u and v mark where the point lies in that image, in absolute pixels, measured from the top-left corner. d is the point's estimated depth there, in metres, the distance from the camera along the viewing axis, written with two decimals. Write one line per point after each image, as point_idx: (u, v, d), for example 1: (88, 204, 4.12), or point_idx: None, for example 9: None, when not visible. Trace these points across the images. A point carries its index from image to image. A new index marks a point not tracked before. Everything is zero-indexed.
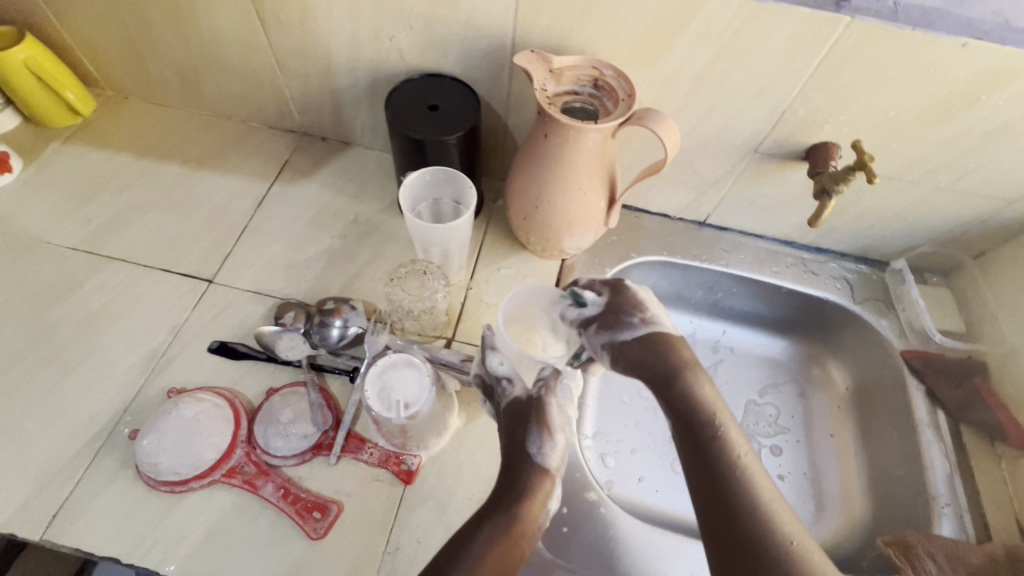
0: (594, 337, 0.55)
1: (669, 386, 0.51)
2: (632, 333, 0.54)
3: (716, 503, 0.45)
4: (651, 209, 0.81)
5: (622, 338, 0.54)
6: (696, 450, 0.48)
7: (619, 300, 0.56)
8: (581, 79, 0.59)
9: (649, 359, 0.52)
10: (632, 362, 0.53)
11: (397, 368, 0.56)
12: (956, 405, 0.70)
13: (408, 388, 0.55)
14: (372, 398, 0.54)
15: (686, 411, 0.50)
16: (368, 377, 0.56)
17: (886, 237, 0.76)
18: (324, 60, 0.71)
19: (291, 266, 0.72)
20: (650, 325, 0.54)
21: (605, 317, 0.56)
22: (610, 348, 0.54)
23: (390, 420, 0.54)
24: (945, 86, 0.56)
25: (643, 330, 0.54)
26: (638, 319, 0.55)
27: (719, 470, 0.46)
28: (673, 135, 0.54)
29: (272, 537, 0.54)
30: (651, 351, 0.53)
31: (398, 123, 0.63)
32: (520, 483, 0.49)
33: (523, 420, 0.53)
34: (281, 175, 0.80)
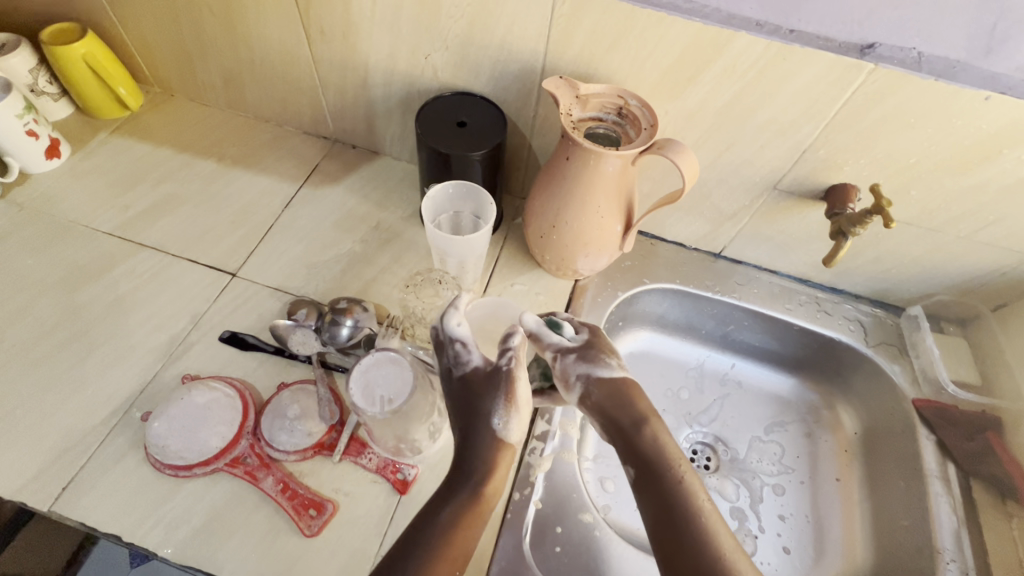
0: (572, 364, 0.57)
1: (634, 430, 0.52)
2: (609, 372, 0.56)
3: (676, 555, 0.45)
4: (667, 237, 0.82)
5: (598, 374, 0.56)
6: (656, 497, 0.48)
7: (594, 342, 0.59)
8: (606, 107, 0.61)
9: (618, 401, 0.54)
10: (603, 398, 0.54)
11: (380, 366, 0.57)
12: (966, 457, 0.68)
13: (390, 383, 0.56)
14: (354, 394, 0.55)
15: (649, 458, 0.50)
16: (350, 377, 0.56)
17: (903, 282, 0.76)
18: (362, 72, 0.74)
19: (312, 266, 0.74)
20: (625, 371, 0.57)
21: (583, 352, 0.58)
22: (585, 380, 0.56)
23: (372, 416, 0.54)
24: (967, 137, 0.56)
25: (618, 372, 0.56)
26: (615, 362, 0.57)
27: (680, 519, 0.47)
28: (692, 166, 0.56)
29: (268, 529, 0.55)
30: (622, 390, 0.55)
31: (427, 135, 0.66)
32: (461, 487, 0.49)
33: (492, 393, 0.53)
34: (310, 178, 0.83)
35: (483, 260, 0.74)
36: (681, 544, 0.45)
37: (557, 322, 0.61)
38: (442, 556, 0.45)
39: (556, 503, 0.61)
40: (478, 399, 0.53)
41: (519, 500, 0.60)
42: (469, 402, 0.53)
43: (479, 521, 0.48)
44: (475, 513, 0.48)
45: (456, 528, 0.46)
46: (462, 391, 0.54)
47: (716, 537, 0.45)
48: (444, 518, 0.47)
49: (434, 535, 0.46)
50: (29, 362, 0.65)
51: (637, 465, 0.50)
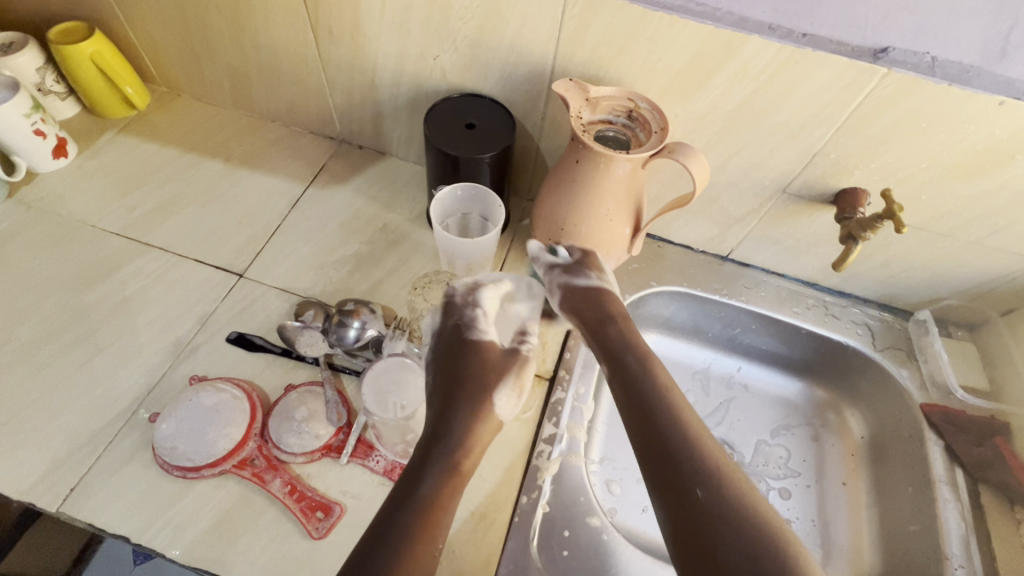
0: (555, 276, 0.66)
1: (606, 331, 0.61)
2: (589, 285, 0.65)
3: (654, 444, 0.51)
4: (674, 239, 0.82)
5: (577, 284, 0.65)
6: (634, 396, 0.54)
7: (585, 259, 0.66)
8: (616, 109, 0.61)
9: (594, 307, 0.63)
10: (577, 305, 0.64)
11: (390, 373, 0.61)
12: (973, 463, 0.68)
13: (401, 389, 0.59)
14: (368, 399, 0.58)
15: (626, 362, 0.58)
16: (363, 383, 0.59)
17: (911, 287, 0.75)
18: (370, 73, 0.74)
19: (319, 267, 0.74)
20: (601, 283, 0.65)
21: (569, 266, 0.66)
22: (564, 289, 0.65)
23: (387, 420, 0.58)
24: (980, 142, 0.56)
25: (597, 283, 0.65)
26: (594, 276, 0.66)
27: (655, 410, 0.53)
28: (702, 170, 0.55)
29: (276, 531, 0.55)
30: (597, 297, 0.64)
31: (436, 137, 0.65)
32: (442, 454, 0.51)
33: (502, 371, 0.60)
34: (317, 179, 0.83)
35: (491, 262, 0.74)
36: (659, 435, 0.51)
37: (552, 245, 0.68)
38: (431, 520, 0.46)
39: (564, 507, 0.61)
40: (479, 364, 0.60)
41: (526, 503, 0.60)
42: (470, 366, 0.59)
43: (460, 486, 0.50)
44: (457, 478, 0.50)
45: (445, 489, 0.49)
46: (467, 355, 0.60)
47: (689, 425, 0.51)
48: (430, 480, 0.49)
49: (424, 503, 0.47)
50: (37, 362, 0.65)
51: (618, 370, 0.57)
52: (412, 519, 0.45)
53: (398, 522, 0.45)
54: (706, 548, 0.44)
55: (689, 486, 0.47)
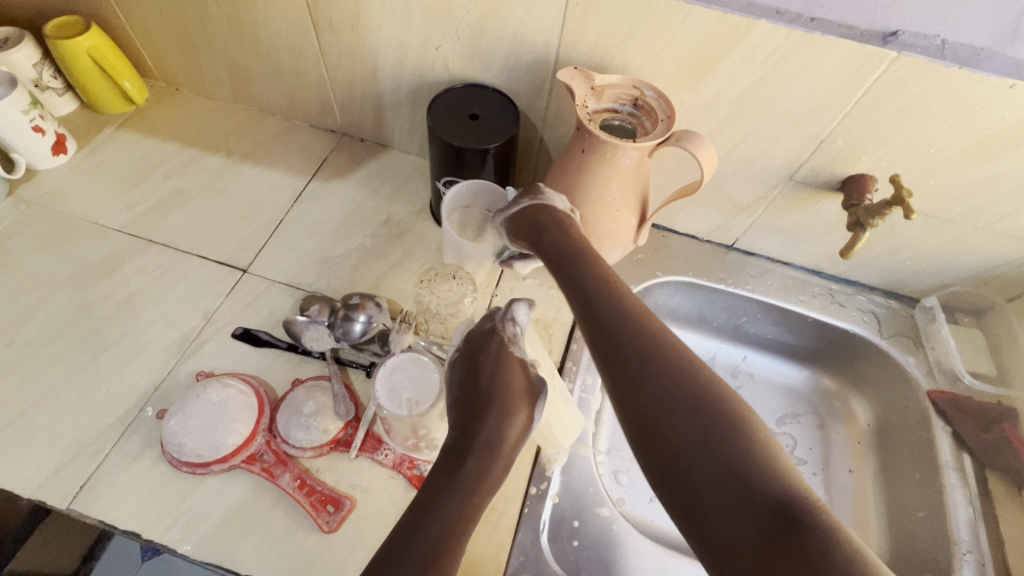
0: (495, 219, 0.64)
1: (560, 252, 0.56)
2: (526, 207, 0.61)
3: (617, 365, 0.46)
4: (679, 229, 0.82)
5: (513, 212, 0.61)
6: (592, 318, 0.49)
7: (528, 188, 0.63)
8: (621, 98, 0.60)
9: (540, 230, 0.58)
10: (527, 234, 0.59)
11: (406, 370, 0.58)
12: (982, 449, 0.67)
13: (416, 385, 0.56)
14: (380, 393, 0.55)
15: (581, 283, 0.52)
16: (376, 379, 0.57)
17: (917, 274, 0.75)
18: (371, 64, 0.73)
19: (324, 261, 0.74)
20: (539, 201, 0.61)
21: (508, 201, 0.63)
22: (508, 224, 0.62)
23: (399, 414, 0.54)
24: (990, 126, 0.55)
25: (536, 203, 0.60)
26: (530, 198, 0.61)
27: (614, 329, 0.48)
28: (710, 157, 0.55)
29: (286, 526, 0.55)
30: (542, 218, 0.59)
31: (439, 128, 0.65)
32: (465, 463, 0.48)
33: (532, 396, 0.55)
34: (319, 173, 0.83)
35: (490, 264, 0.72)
36: (620, 356, 0.46)
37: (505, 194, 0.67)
38: (455, 539, 0.42)
39: (573, 498, 0.61)
40: (512, 371, 0.55)
41: (536, 494, 0.60)
42: (505, 377, 0.55)
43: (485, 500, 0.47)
44: (484, 494, 0.47)
45: (472, 505, 0.46)
46: (497, 364, 0.56)
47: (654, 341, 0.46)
48: (455, 490, 0.46)
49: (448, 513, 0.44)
50: (43, 360, 0.64)
51: (575, 294, 0.52)
52: (431, 538, 0.42)
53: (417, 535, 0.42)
54: (675, 465, 0.41)
55: (656, 407, 0.43)
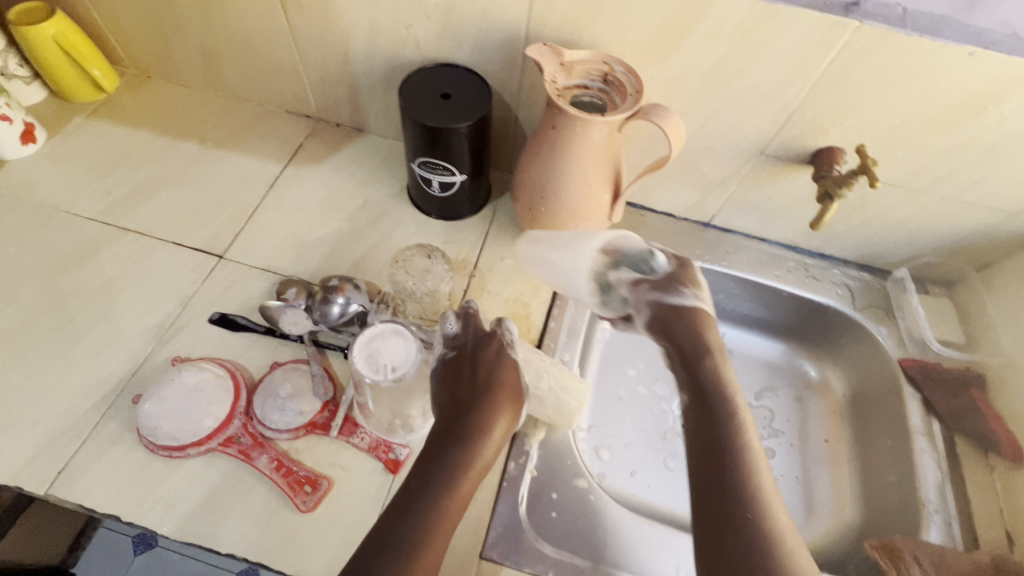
0: (643, 292, 0.59)
1: (696, 356, 0.54)
2: (688, 304, 0.58)
3: (713, 483, 0.47)
4: (656, 207, 0.83)
5: (668, 300, 0.58)
6: (707, 428, 0.50)
7: (678, 271, 0.60)
8: (591, 74, 0.60)
9: (686, 328, 0.56)
10: (663, 323, 0.58)
11: (384, 336, 0.52)
12: (950, 413, 0.69)
13: (395, 351, 0.51)
14: (358, 363, 0.50)
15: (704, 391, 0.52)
16: (353, 345, 0.51)
17: (888, 246, 0.77)
18: (343, 46, 0.72)
19: (301, 246, 0.74)
20: (698, 302, 0.58)
21: (659, 282, 0.59)
22: (653, 307, 0.58)
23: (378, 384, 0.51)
24: (952, 95, 0.56)
25: (690, 303, 0.58)
26: (690, 292, 0.59)
27: (728, 453, 0.48)
28: (678, 130, 0.55)
29: (267, 506, 0.56)
30: (692, 319, 0.57)
31: (411, 109, 0.65)
32: (448, 454, 0.50)
33: (519, 396, 0.56)
34: (294, 158, 0.82)
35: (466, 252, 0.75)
36: (725, 480, 0.46)
37: (648, 250, 0.60)
38: (437, 527, 0.46)
39: (551, 471, 0.62)
40: (507, 370, 0.57)
41: (514, 468, 0.60)
42: (500, 372, 0.56)
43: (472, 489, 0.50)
44: (471, 483, 0.50)
45: (458, 496, 0.48)
46: (492, 362, 0.57)
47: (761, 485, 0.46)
48: (436, 486, 0.48)
49: (428, 510, 0.47)
50: (17, 350, 0.64)
51: (694, 398, 0.53)
52: (417, 528, 0.45)
53: (394, 534, 0.45)
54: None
55: (737, 539, 0.43)
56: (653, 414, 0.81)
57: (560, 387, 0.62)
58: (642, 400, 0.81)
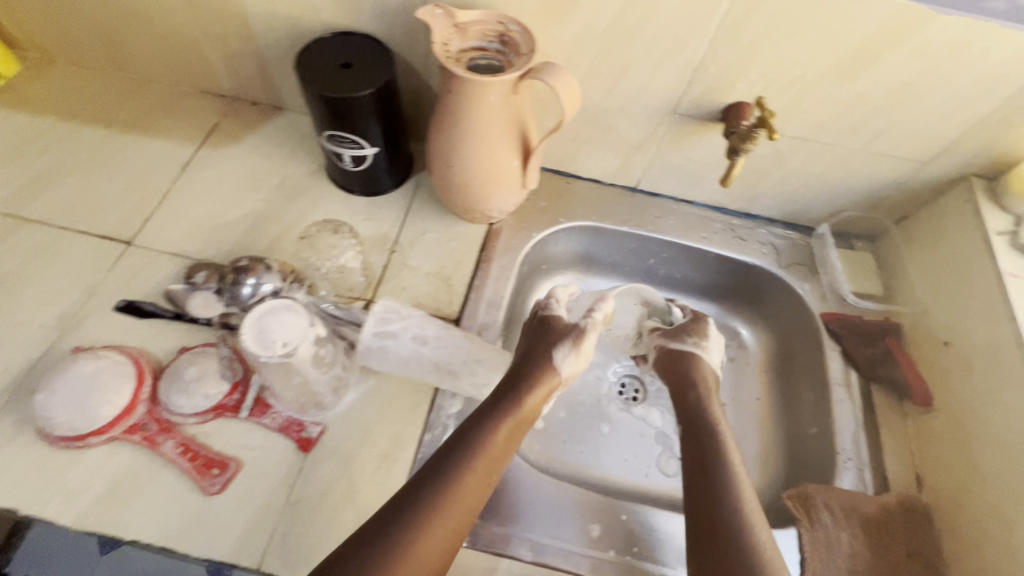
0: (655, 337, 0.78)
1: (685, 391, 0.70)
2: (687, 349, 0.73)
3: (701, 479, 0.60)
4: (583, 174, 0.82)
5: (672, 345, 0.75)
6: (699, 450, 0.63)
7: (691, 325, 0.76)
8: (487, 34, 0.59)
9: (675, 367, 0.72)
10: (666, 363, 0.74)
11: (274, 312, 0.51)
12: (867, 362, 0.70)
13: (286, 328, 0.50)
14: (248, 340, 0.49)
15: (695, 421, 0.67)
16: (243, 322, 0.50)
17: (811, 203, 0.77)
18: (243, 18, 0.70)
19: (213, 228, 0.72)
20: (698, 348, 0.73)
21: (669, 331, 0.77)
22: (660, 349, 0.76)
23: (269, 360, 0.49)
24: (847, 41, 0.56)
25: (692, 348, 0.73)
26: (692, 341, 0.74)
27: (711, 467, 0.61)
28: (570, 87, 0.54)
29: (172, 491, 0.55)
30: (686, 360, 0.72)
31: (308, 78, 0.62)
32: (491, 404, 0.57)
33: (563, 336, 0.62)
34: (208, 139, 0.80)
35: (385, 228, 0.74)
36: (709, 488, 0.59)
37: (666, 305, 0.80)
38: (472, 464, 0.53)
39: None
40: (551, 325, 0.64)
41: (429, 440, 0.60)
42: (546, 328, 0.64)
43: (504, 450, 0.55)
44: (508, 427, 0.56)
45: (495, 436, 0.55)
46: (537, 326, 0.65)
47: (741, 496, 0.58)
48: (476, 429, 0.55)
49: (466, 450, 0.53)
50: None
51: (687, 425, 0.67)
52: (455, 461, 0.52)
53: (437, 470, 0.52)
54: (704, 545, 0.55)
55: (717, 528, 0.55)
56: (588, 381, 0.81)
57: (475, 360, 0.60)
58: None
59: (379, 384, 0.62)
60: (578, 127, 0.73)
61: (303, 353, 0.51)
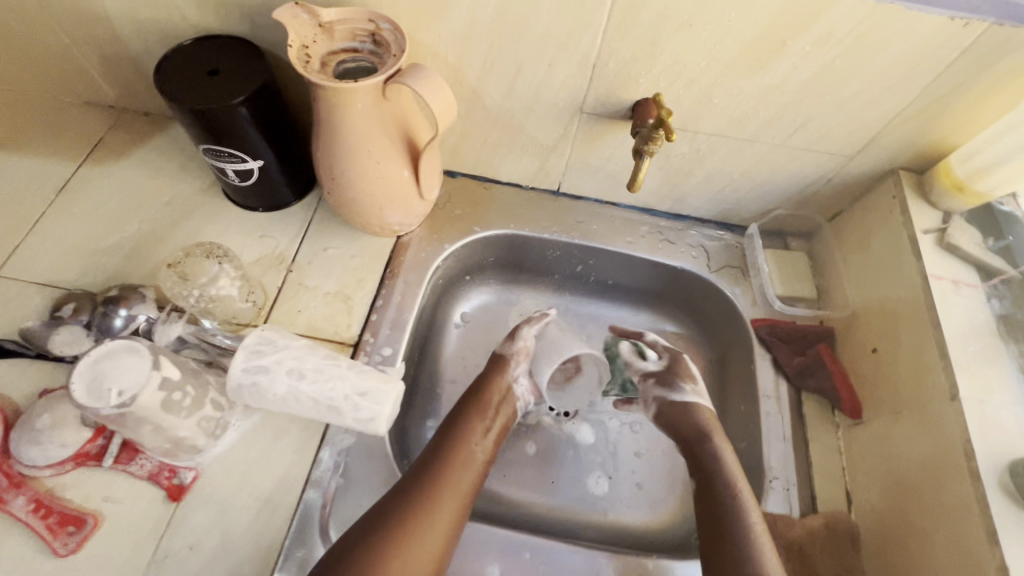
0: (651, 388, 0.70)
1: (700, 446, 0.62)
2: (687, 398, 0.67)
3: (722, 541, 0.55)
4: (501, 178, 0.77)
5: (673, 398, 0.67)
6: (719, 520, 0.56)
7: (677, 367, 0.70)
8: (358, 34, 0.53)
9: (684, 422, 0.65)
10: (669, 418, 0.67)
11: (113, 356, 0.46)
12: (796, 372, 0.65)
13: (125, 374, 0.45)
14: (77, 390, 0.44)
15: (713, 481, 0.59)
16: (74, 369, 0.45)
17: (740, 202, 0.73)
18: (107, 23, 0.63)
19: (90, 254, 0.66)
20: (697, 394, 0.67)
21: (662, 377, 0.70)
22: (660, 403, 0.68)
23: (101, 412, 0.44)
24: (747, 29, 0.51)
25: (691, 396, 0.67)
26: (689, 387, 0.68)
27: (730, 530, 0.55)
28: (440, 95, 0.49)
29: (18, 554, 0.50)
30: (692, 412, 0.65)
31: (168, 88, 0.56)
32: (460, 412, 0.63)
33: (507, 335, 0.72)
34: (92, 155, 0.74)
35: (282, 248, 0.69)
36: (726, 550, 0.54)
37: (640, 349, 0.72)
38: (451, 463, 0.57)
39: (362, 482, 0.57)
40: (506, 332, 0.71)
41: (321, 477, 0.56)
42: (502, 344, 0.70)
43: (478, 445, 0.60)
44: (479, 427, 0.62)
45: (469, 435, 0.60)
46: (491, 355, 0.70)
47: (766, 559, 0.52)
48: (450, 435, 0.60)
49: (442, 455, 0.58)
50: None
51: (703, 490, 0.59)
52: (434, 464, 0.57)
53: (418, 474, 0.56)
54: None
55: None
56: None
57: (358, 393, 0.53)
58: None
59: (263, 420, 0.57)
60: (485, 131, 0.68)
61: (144, 401, 0.46)
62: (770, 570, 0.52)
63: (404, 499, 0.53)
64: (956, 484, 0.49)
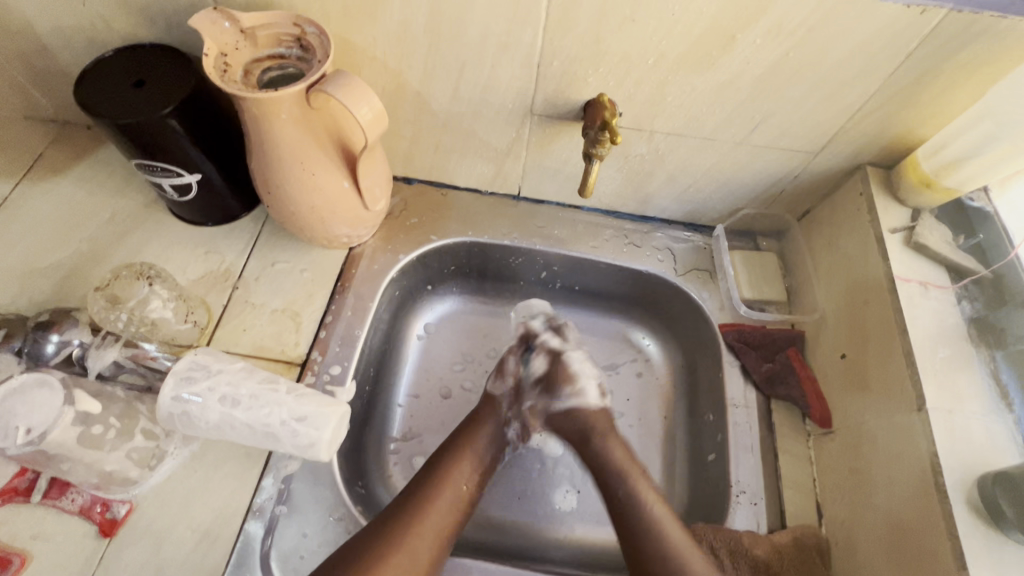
0: (532, 398, 0.66)
1: (584, 448, 0.61)
2: (565, 406, 0.64)
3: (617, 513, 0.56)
4: (459, 183, 0.74)
5: (556, 407, 0.65)
6: (616, 501, 0.57)
7: (554, 368, 0.66)
8: (284, 39, 0.50)
9: (568, 430, 0.63)
10: (559, 427, 0.64)
11: (22, 392, 0.46)
12: (765, 379, 0.63)
13: (35, 411, 0.45)
14: None
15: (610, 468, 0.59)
16: None
17: (707, 202, 0.70)
18: (31, 34, 0.60)
19: (26, 276, 0.63)
20: (576, 399, 0.64)
21: (545, 385, 0.66)
22: (545, 416, 0.65)
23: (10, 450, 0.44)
24: (693, 24, 0.48)
25: (573, 402, 0.64)
26: (568, 392, 0.64)
27: (625, 503, 0.56)
28: (360, 95, 0.46)
29: None
30: (574, 419, 0.63)
31: (90, 101, 0.53)
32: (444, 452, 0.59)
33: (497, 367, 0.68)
34: (30, 172, 0.71)
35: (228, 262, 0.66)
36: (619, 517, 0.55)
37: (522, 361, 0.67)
38: (429, 506, 0.54)
39: (307, 509, 0.54)
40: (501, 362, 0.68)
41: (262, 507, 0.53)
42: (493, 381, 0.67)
43: (461, 488, 0.57)
44: (464, 470, 0.58)
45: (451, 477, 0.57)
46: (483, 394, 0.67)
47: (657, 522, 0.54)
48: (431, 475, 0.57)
49: (419, 497, 0.55)
50: None
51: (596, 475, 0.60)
52: (411, 507, 0.53)
53: (391, 515, 0.53)
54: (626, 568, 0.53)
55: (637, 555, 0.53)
56: None
57: (297, 419, 0.51)
58: (466, 397, 0.73)
59: (203, 448, 0.55)
60: (435, 136, 0.65)
61: (57, 437, 0.45)
62: (663, 532, 0.53)
63: (370, 543, 0.50)
64: (922, 500, 0.47)
